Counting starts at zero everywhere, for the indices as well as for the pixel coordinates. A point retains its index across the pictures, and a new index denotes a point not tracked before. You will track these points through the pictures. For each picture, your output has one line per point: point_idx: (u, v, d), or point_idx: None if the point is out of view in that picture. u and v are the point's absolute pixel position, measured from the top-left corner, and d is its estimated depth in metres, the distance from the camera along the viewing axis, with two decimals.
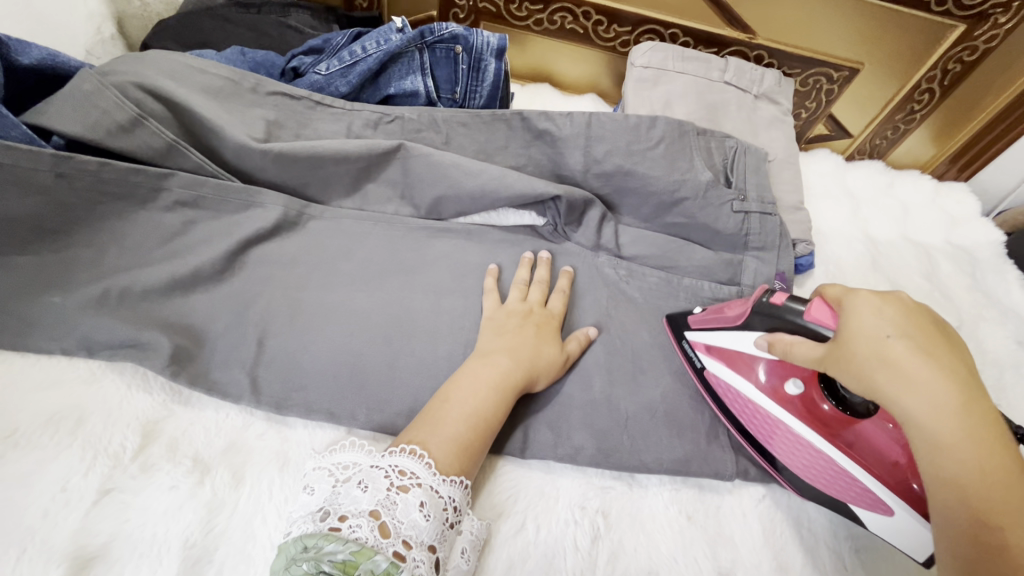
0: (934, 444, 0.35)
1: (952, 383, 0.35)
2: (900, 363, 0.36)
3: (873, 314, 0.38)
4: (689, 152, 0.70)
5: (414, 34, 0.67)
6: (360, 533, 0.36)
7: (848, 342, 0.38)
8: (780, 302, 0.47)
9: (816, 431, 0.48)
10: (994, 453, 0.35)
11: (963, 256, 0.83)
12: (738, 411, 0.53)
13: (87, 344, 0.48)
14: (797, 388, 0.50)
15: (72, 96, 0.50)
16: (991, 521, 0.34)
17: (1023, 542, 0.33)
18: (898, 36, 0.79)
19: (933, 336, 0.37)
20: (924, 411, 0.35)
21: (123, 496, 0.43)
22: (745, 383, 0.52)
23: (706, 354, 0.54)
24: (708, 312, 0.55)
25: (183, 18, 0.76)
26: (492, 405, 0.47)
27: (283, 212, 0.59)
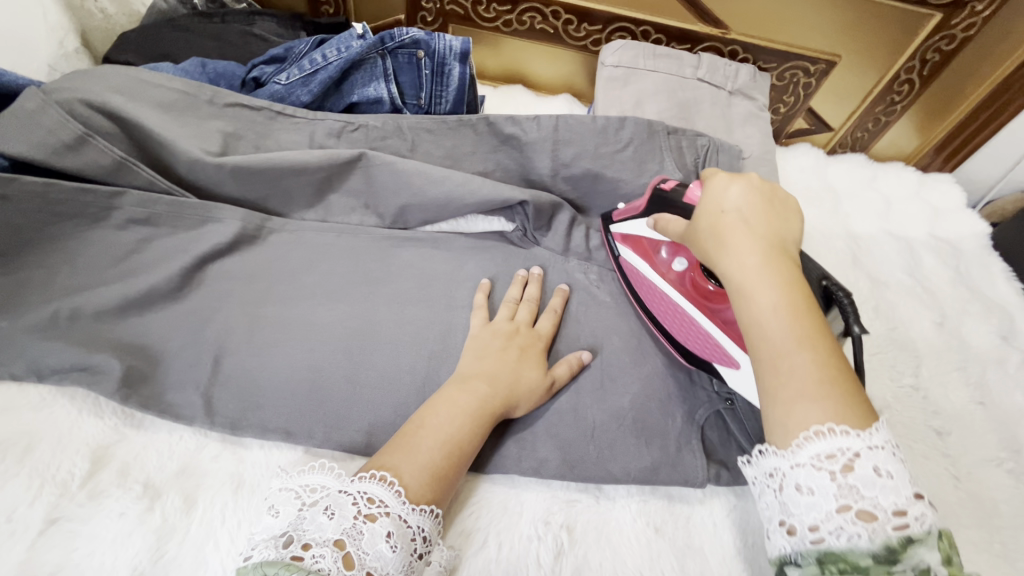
0: (739, 287, 0.38)
1: (757, 237, 0.39)
2: (720, 225, 0.41)
3: (721, 189, 0.43)
4: (659, 152, 0.68)
5: (375, 40, 0.66)
6: (322, 564, 0.35)
7: (695, 217, 0.44)
8: (670, 187, 0.52)
9: (693, 304, 0.56)
10: (796, 296, 0.36)
11: (948, 249, 0.81)
12: (641, 291, 0.61)
13: (36, 369, 0.47)
14: (684, 266, 0.57)
15: (14, 116, 0.49)
16: (784, 350, 0.34)
17: (807, 371, 0.34)
18: (874, 27, 0.77)
19: (754, 206, 0.41)
20: (733, 256, 0.38)
21: (71, 525, 0.42)
22: (645, 265, 0.60)
23: (621, 242, 0.63)
24: (628, 206, 0.62)
25: (145, 30, 0.75)
26: (470, 433, 0.46)
27: (241, 227, 0.58)
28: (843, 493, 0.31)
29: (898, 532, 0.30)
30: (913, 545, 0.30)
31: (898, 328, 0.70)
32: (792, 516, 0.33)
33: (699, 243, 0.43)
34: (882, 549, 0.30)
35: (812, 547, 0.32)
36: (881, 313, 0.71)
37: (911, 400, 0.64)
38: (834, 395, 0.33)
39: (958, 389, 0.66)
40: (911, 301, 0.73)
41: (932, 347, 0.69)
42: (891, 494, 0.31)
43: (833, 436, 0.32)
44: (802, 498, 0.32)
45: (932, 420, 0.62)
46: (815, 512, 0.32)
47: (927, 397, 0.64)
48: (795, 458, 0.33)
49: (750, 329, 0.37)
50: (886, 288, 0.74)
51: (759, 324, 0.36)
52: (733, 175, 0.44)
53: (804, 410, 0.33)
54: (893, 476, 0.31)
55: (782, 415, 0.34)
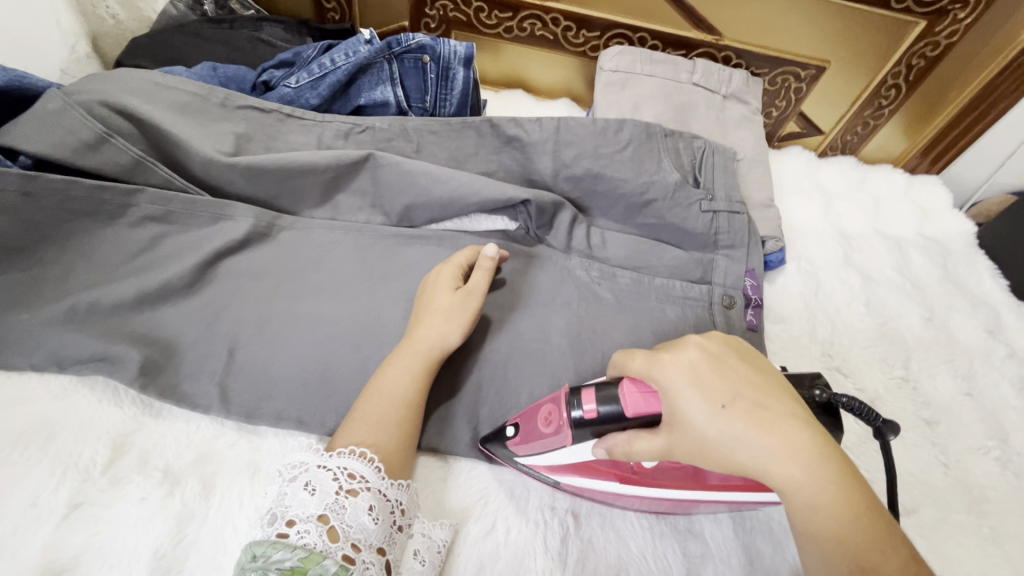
0: (793, 490, 0.36)
1: (790, 427, 0.37)
2: (740, 419, 0.37)
3: (694, 373, 0.39)
4: (656, 154, 0.71)
5: (382, 45, 0.69)
6: (308, 539, 0.37)
7: (682, 419, 0.39)
8: (593, 411, 0.42)
9: (692, 490, 0.46)
10: (849, 490, 0.35)
11: (935, 247, 0.83)
12: (615, 501, 0.50)
13: (57, 360, 0.49)
14: (656, 464, 0.45)
15: (37, 116, 0.51)
16: (862, 557, 0.34)
17: (896, 572, 0.33)
18: (861, 34, 0.80)
19: (744, 385, 0.39)
20: (773, 463, 0.36)
21: (93, 510, 0.43)
22: (609, 485, 0.48)
23: (556, 474, 0.49)
24: (525, 433, 0.48)
25: (155, 35, 0.77)
26: (421, 389, 0.49)
27: (253, 224, 0.60)
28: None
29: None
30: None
31: (887, 323, 0.72)
32: None
33: (708, 447, 0.38)
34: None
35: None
36: (871, 308, 0.73)
37: (900, 391, 0.66)
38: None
39: (946, 381, 0.68)
40: (900, 296, 0.76)
41: (921, 341, 0.71)
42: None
43: None
44: None
45: (921, 410, 0.65)
46: None
47: (916, 388, 0.67)
48: None
49: (820, 535, 0.35)
50: (876, 285, 0.76)
51: (830, 529, 0.35)
52: (682, 350, 0.41)
53: None
54: None
55: None
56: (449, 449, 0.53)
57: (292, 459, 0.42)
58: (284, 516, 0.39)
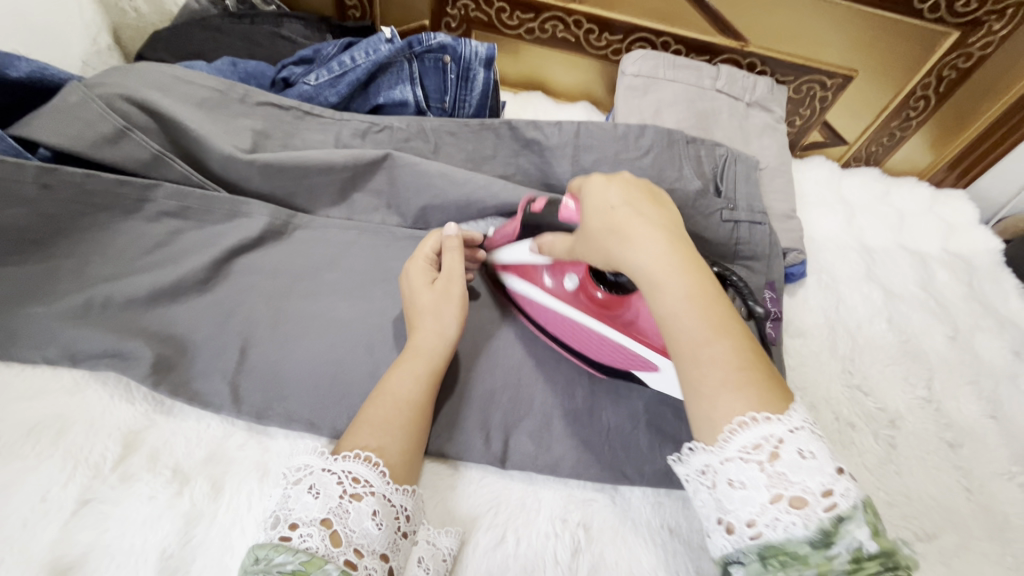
0: (648, 280, 0.37)
1: (657, 228, 0.38)
2: (614, 219, 0.39)
3: (607, 185, 0.42)
4: (678, 161, 0.69)
5: (402, 45, 0.68)
6: (310, 542, 0.36)
7: (584, 219, 0.42)
8: (537, 208, 0.52)
9: (596, 320, 0.51)
10: (700, 281, 0.36)
11: (961, 264, 0.81)
12: (540, 317, 0.58)
13: (71, 354, 0.49)
14: (573, 282, 0.53)
15: (57, 108, 0.51)
16: (700, 343, 0.34)
17: (726, 361, 0.34)
18: (891, 44, 0.78)
19: (641, 199, 0.40)
20: (635, 252, 0.37)
21: (102, 507, 0.43)
22: (537, 291, 0.56)
23: (506, 273, 0.60)
24: (499, 233, 0.60)
25: (177, 28, 0.77)
26: (425, 389, 0.48)
27: (269, 222, 0.59)
28: (774, 483, 0.31)
29: (829, 515, 0.30)
30: (844, 525, 0.30)
31: (910, 340, 0.70)
32: (729, 513, 0.33)
33: (594, 245, 0.41)
34: (815, 534, 0.30)
35: (752, 544, 0.32)
36: (893, 325, 0.71)
37: (922, 411, 0.64)
38: (752, 379, 0.33)
39: (969, 403, 0.66)
40: (923, 313, 0.74)
41: (944, 360, 0.69)
42: (817, 476, 0.31)
43: (758, 425, 0.32)
44: (735, 493, 0.33)
45: (944, 431, 0.63)
46: (750, 505, 0.32)
47: (939, 409, 0.65)
48: (725, 451, 0.33)
49: (666, 321, 0.36)
50: (899, 301, 0.75)
51: (676, 315, 0.35)
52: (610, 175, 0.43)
53: (727, 400, 0.33)
54: (815, 456, 0.32)
55: (710, 402, 0.34)
56: (461, 456, 0.52)
57: (297, 462, 0.41)
58: (287, 519, 0.38)
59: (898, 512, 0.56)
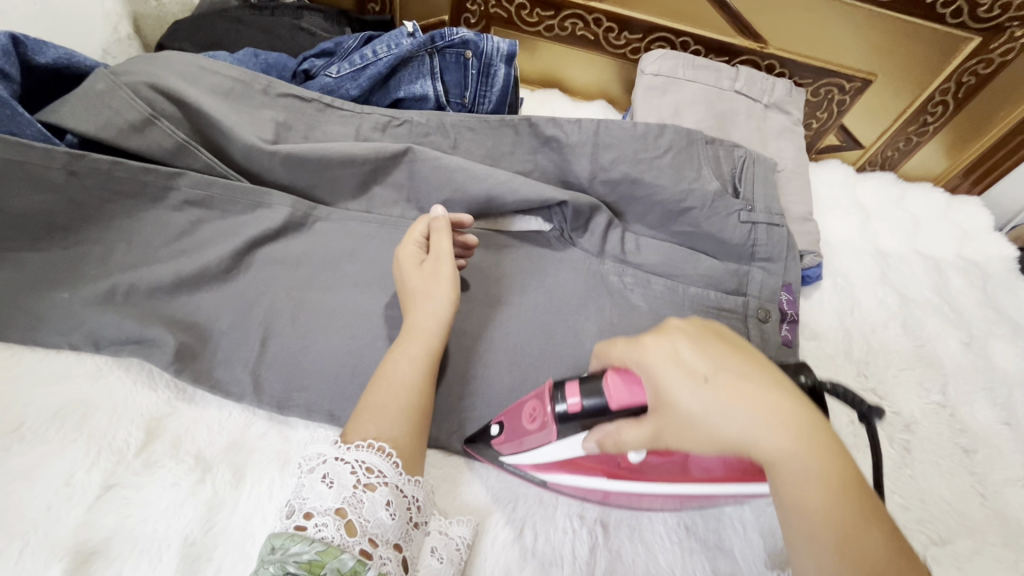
0: (779, 462, 0.33)
1: (776, 395, 0.34)
2: (724, 391, 0.34)
3: (684, 343, 0.36)
4: (696, 162, 0.70)
5: (424, 39, 0.68)
6: (326, 532, 0.36)
7: (664, 394, 0.35)
8: (574, 409, 0.40)
9: (683, 485, 0.43)
10: (837, 461, 0.33)
11: (975, 270, 0.81)
12: (607, 495, 0.48)
13: (94, 340, 0.49)
14: (640, 461, 0.42)
15: (86, 96, 0.52)
16: (852, 541, 0.31)
17: (881, 559, 0.31)
18: (911, 48, 0.78)
19: (732, 358, 0.36)
20: (762, 433, 0.33)
21: (125, 492, 0.43)
22: (595, 480, 0.46)
23: (535, 470, 0.48)
24: (508, 432, 0.47)
25: (198, 19, 0.78)
26: (423, 369, 0.47)
27: (290, 213, 0.59)
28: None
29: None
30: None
31: (925, 345, 0.70)
32: None
33: (688, 428, 0.35)
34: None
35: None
36: (908, 329, 0.71)
37: (937, 416, 0.64)
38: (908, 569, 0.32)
39: (985, 409, 0.66)
40: (938, 318, 0.73)
41: (959, 366, 0.69)
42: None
43: None
44: None
45: (958, 436, 0.63)
46: None
47: (954, 414, 0.65)
48: None
49: (806, 512, 0.32)
50: (914, 306, 0.74)
51: (815, 504, 0.32)
52: (668, 330, 0.38)
53: None
54: None
55: None
56: (478, 451, 0.53)
57: (310, 451, 0.41)
58: (301, 509, 0.38)
59: (913, 516, 0.56)
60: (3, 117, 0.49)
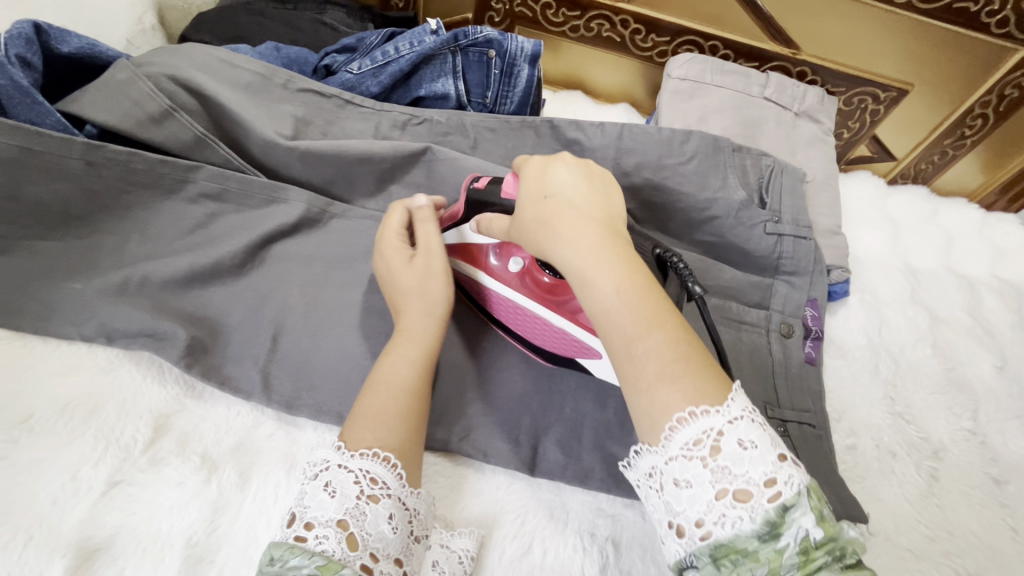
0: (578, 274, 0.35)
1: (586, 219, 0.37)
2: (546, 211, 0.39)
3: (551, 174, 0.41)
4: (722, 169, 0.67)
5: (448, 37, 0.67)
6: (326, 545, 0.34)
7: (518, 208, 0.42)
8: (482, 185, 0.49)
9: (541, 306, 0.51)
10: (630, 269, 0.35)
11: (1013, 290, 0.77)
12: (484, 302, 0.56)
13: (106, 332, 0.48)
14: (518, 265, 0.52)
15: (107, 86, 0.51)
16: (631, 336, 0.32)
17: (662, 352, 0.32)
18: (953, 59, 0.75)
19: (576, 188, 0.39)
20: (565, 241, 0.36)
21: (130, 489, 0.43)
22: (477, 273, 0.54)
23: (450, 252, 0.57)
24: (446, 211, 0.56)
25: (223, 12, 0.77)
26: (422, 370, 0.45)
27: (306, 209, 0.58)
28: (717, 477, 0.29)
29: (774, 503, 0.28)
30: (789, 512, 0.28)
31: (955, 368, 0.67)
32: (676, 515, 0.31)
33: (529, 238, 0.40)
34: (762, 527, 0.28)
35: (702, 544, 0.29)
36: (938, 351, 0.68)
37: (966, 444, 0.61)
38: (689, 373, 0.31)
39: (1018, 438, 0.62)
40: (969, 341, 0.70)
41: (991, 392, 0.66)
42: (760, 465, 0.29)
43: (698, 419, 0.30)
44: (682, 493, 0.30)
45: (989, 466, 0.60)
46: (697, 504, 0.29)
47: (985, 442, 0.62)
48: (668, 451, 0.30)
49: (598, 315, 0.34)
50: (945, 326, 0.71)
51: (606, 308, 0.34)
52: (548, 159, 0.43)
53: (664, 394, 0.31)
54: (756, 446, 0.29)
55: (645, 398, 0.32)
56: (488, 459, 0.51)
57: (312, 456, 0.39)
58: (301, 518, 0.36)
59: (940, 548, 0.53)
60: (25, 105, 0.48)
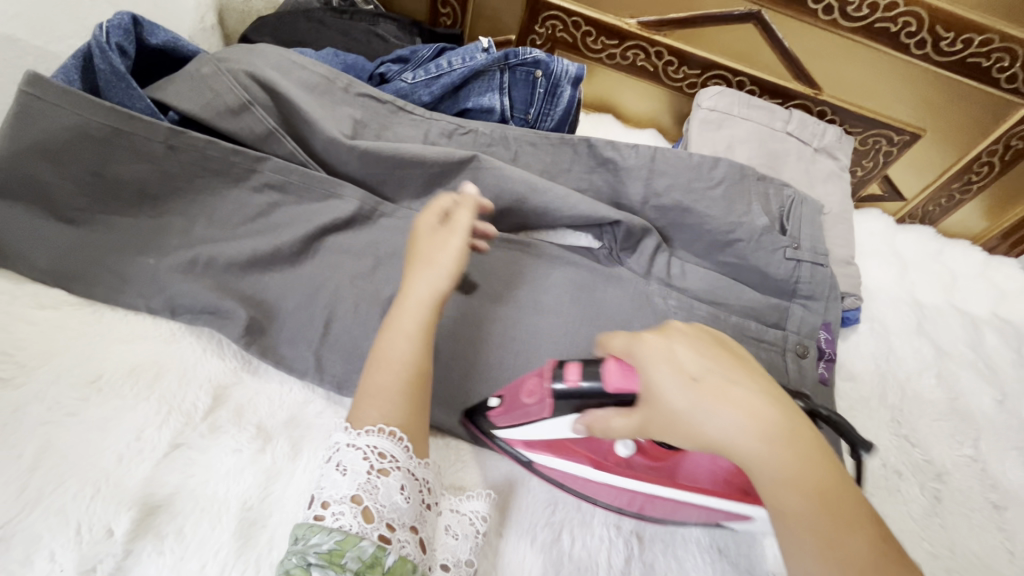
0: (757, 473, 0.34)
1: (755, 398, 0.35)
2: (708, 392, 0.35)
3: (672, 346, 0.38)
4: (747, 197, 0.71)
5: (499, 55, 0.71)
6: (343, 521, 0.37)
7: (649, 380, 0.37)
8: (571, 383, 0.43)
9: (664, 484, 0.47)
10: (817, 465, 0.33)
11: (1014, 329, 0.81)
12: (589, 494, 0.51)
13: (172, 306, 0.51)
14: (628, 447, 0.49)
15: (192, 78, 0.56)
16: (832, 544, 0.32)
17: (871, 559, 0.31)
18: (963, 109, 0.80)
19: (713, 354, 0.38)
20: (741, 436, 0.34)
21: (191, 452, 0.45)
22: (580, 467, 0.49)
23: (529, 449, 0.51)
24: (507, 403, 0.49)
25: (283, 16, 0.82)
26: (416, 335, 0.45)
27: (359, 206, 0.62)
28: None
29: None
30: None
31: (958, 399, 0.70)
32: None
33: (675, 425, 0.36)
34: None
35: None
36: (942, 381, 0.72)
37: (968, 469, 0.64)
38: None
39: (1016, 467, 0.65)
40: (972, 373, 0.74)
41: (993, 423, 0.69)
42: None
43: None
44: None
45: (989, 492, 0.63)
46: None
47: (985, 469, 0.65)
48: None
49: (787, 517, 0.33)
50: (949, 359, 0.75)
51: (792, 511, 0.33)
52: (666, 333, 0.40)
53: None
54: None
55: None
56: (522, 452, 0.54)
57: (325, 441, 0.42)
58: (320, 497, 0.39)
59: (941, 565, 0.56)
60: (119, 89, 0.53)
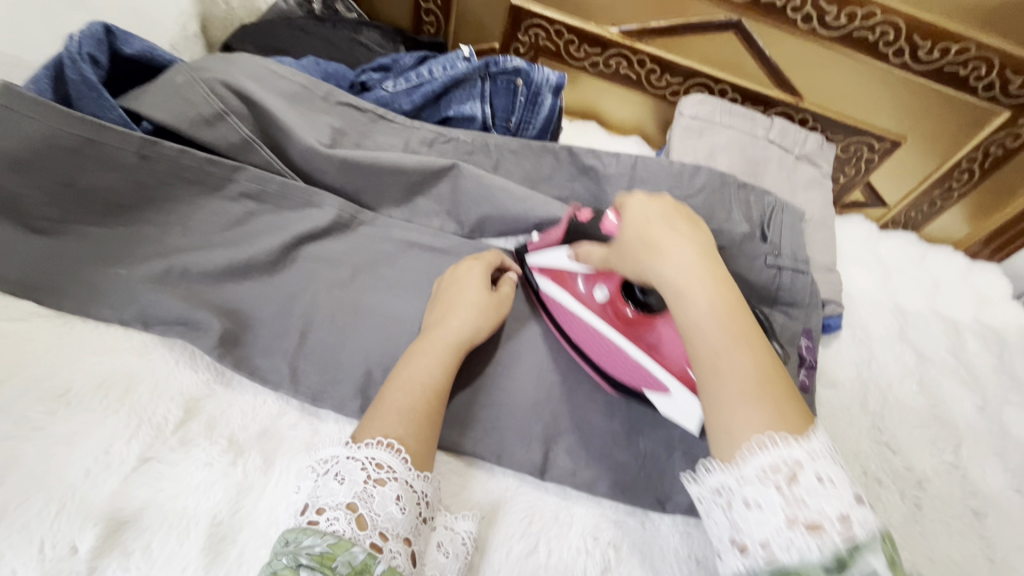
0: (677, 295, 0.39)
1: (692, 246, 0.40)
2: (654, 233, 0.42)
3: (643, 203, 0.44)
4: (728, 204, 0.72)
5: (480, 64, 0.71)
6: (337, 526, 0.37)
7: (622, 228, 0.45)
8: (585, 217, 0.58)
9: (622, 336, 0.56)
10: (730, 300, 0.38)
11: (994, 336, 0.81)
12: (566, 328, 0.60)
13: (144, 318, 0.51)
14: (604, 294, 0.57)
15: (165, 87, 0.56)
16: (720, 354, 0.37)
17: (750, 377, 0.36)
18: (943, 117, 0.81)
19: (676, 215, 0.43)
20: (669, 265, 0.40)
21: (160, 467, 0.45)
22: (571, 299, 0.60)
23: (540, 274, 0.63)
24: (542, 238, 0.63)
25: (265, 25, 0.82)
26: (449, 375, 0.49)
27: (338, 215, 0.61)
28: (792, 507, 0.33)
29: (846, 541, 0.31)
30: (858, 550, 0.31)
31: (939, 405, 0.71)
32: (744, 533, 0.34)
33: (629, 257, 0.44)
34: (831, 557, 0.31)
35: (766, 564, 0.33)
36: (923, 387, 0.72)
37: (948, 476, 0.64)
38: (773, 404, 0.35)
39: (996, 473, 0.65)
40: (953, 380, 0.74)
41: (972, 429, 0.69)
42: (835, 502, 0.32)
43: (777, 449, 0.34)
44: (751, 514, 0.34)
45: (969, 498, 0.63)
46: (767, 528, 0.33)
47: (965, 476, 0.65)
48: (742, 473, 0.34)
49: (691, 334, 0.38)
50: (930, 365, 0.75)
51: (698, 327, 0.38)
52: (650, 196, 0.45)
53: (745, 415, 0.35)
54: (834, 485, 0.33)
55: (727, 420, 0.36)
56: (501, 462, 0.53)
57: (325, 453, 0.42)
58: (314, 505, 0.39)
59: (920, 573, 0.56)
60: (91, 99, 0.53)
